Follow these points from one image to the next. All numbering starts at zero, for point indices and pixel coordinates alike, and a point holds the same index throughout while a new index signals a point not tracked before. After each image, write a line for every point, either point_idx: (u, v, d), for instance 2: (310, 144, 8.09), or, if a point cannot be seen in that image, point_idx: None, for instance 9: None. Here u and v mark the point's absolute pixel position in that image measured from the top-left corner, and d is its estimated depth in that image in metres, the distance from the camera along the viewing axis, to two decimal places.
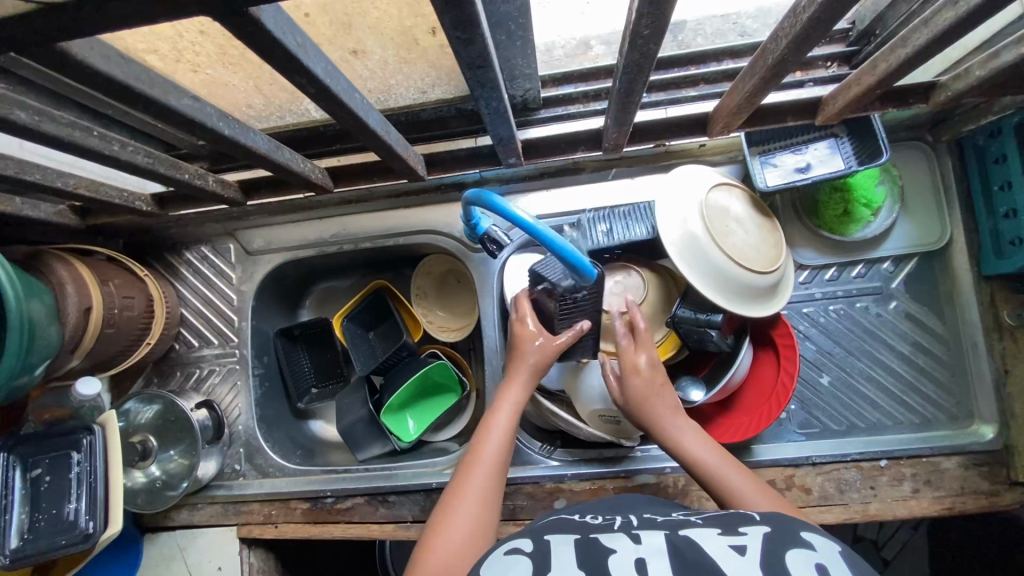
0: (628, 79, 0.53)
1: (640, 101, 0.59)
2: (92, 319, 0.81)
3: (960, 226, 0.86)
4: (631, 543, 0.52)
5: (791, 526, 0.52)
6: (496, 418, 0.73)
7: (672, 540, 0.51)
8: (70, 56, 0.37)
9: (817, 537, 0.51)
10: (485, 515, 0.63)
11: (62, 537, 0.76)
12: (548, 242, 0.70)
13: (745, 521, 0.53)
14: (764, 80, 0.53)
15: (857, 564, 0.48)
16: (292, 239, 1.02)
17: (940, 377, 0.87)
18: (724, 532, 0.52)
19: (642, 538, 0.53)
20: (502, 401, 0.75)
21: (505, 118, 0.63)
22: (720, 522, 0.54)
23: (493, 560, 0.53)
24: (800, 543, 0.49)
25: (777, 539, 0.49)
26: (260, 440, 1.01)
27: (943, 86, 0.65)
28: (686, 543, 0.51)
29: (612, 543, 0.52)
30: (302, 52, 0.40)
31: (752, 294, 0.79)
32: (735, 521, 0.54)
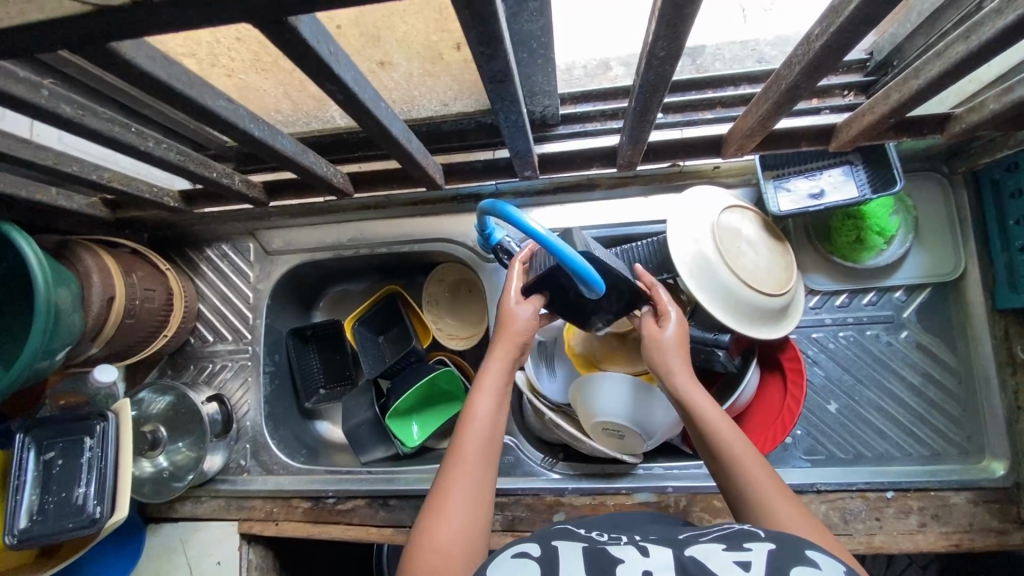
0: (644, 99, 0.53)
1: (655, 120, 0.60)
2: (114, 308, 0.83)
3: (975, 257, 0.85)
4: (638, 555, 0.52)
5: (795, 543, 0.51)
6: (481, 396, 0.70)
7: (679, 556, 0.51)
8: (119, 56, 0.39)
9: (823, 557, 0.50)
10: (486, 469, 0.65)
11: (69, 520, 0.77)
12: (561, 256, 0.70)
13: (750, 537, 0.53)
14: (777, 105, 0.53)
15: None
16: (310, 241, 1.05)
17: (951, 410, 0.86)
18: (729, 548, 0.51)
19: (649, 550, 0.53)
20: (484, 381, 0.72)
21: (524, 130, 0.63)
22: (725, 539, 0.54)
23: (499, 562, 0.53)
24: (804, 561, 0.48)
25: (781, 556, 0.49)
26: (267, 437, 1.02)
27: (957, 117, 0.65)
28: (692, 559, 0.51)
29: (619, 553, 0.52)
30: (334, 60, 0.42)
31: (760, 315, 0.79)
32: (740, 538, 0.53)
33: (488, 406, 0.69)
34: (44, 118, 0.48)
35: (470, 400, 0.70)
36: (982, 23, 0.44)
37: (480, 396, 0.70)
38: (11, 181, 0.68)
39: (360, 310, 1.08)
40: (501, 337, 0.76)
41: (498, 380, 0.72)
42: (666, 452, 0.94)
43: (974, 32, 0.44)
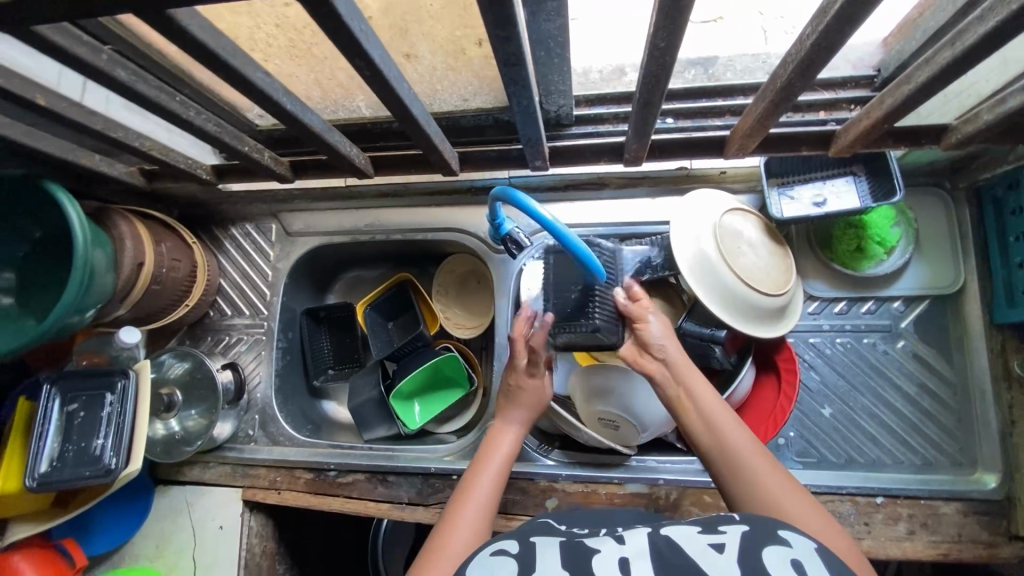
0: (647, 90, 0.56)
1: (659, 112, 0.61)
2: (143, 275, 0.89)
3: (975, 271, 0.87)
4: (615, 543, 0.53)
5: (768, 524, 0.54)
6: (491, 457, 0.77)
7: (654, 539, 0.53)
8: (176, 23, 0.44)
9: (794, 536, 0.52)
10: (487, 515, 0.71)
11: (86, 468, 0.82)
12: (563, 238, 0.73)
13: (726, 520, 0.55)
14: (773, 103, 0.57)
15: (831, 560, 0.49)
16: (329, 225, 1.09)
17: (945, 421, 0.87)
18: (703, 530, 0.54)
19: (626, 538, 0.54)
20: (495, 443, 0.79)
21: (535, 120, 0.64)
22: (701, 522, 0.56)
23: (478, 563, 0.54)
24: (776, 541, 0.51)
25: (754, 538, 0.51)
26: (275, 409, 1.06)
27: (954, 128, 0.67)
28: (667, 544, 0.52)
29: (596, 543, 0.54)
30: (364, 37, 0.46)
31: (756, 314, 0.82)
32: (715, 521, 0.56)
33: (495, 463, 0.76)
34: (101, 81, 0.53)
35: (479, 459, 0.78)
36: (966, 31, 0.47)
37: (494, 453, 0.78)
38: (60, 145, 0.73)
39: (374, 295, 1.13)
40: (513, 400, 0.83)
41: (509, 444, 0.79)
42: (660, 447, 0.96)
43: (958, 39, 0.48)
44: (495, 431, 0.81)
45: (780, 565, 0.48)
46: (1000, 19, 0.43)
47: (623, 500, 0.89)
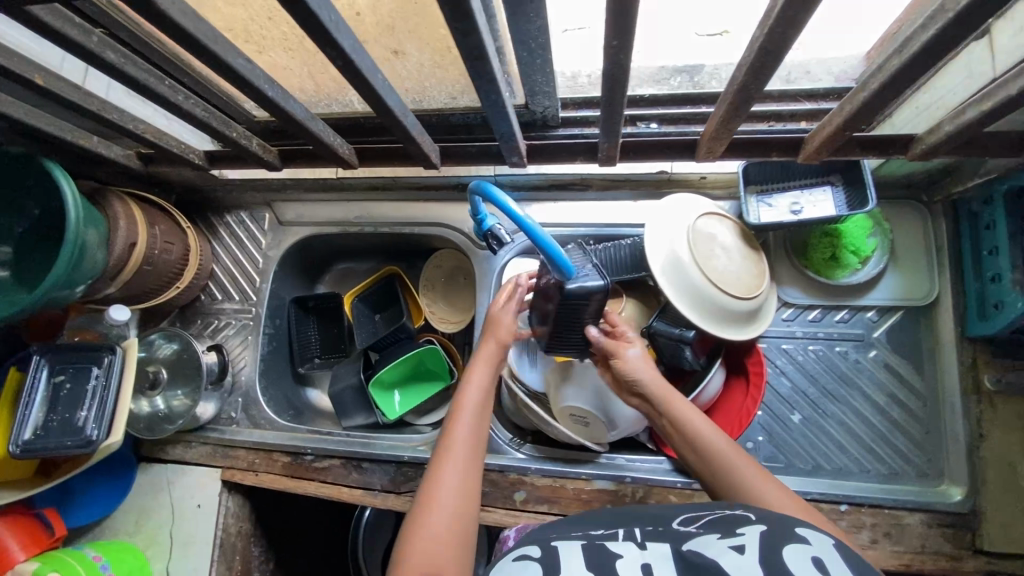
0: (608, 89, 0.58)
1: (623, 113, 0.63)
2: (135, 254, 0.92)
3: (948, 285, 0.87)
4: (636, 548, 0.55)
5: (787, 522, 0.55)
6: (468, 392, 0.76)
7: (677, 548, 0.54)
8: (155, 7, 0.47)
9: (813, 533, 0.53)
10: (475, 459, 0.70)
11: (67, 438, 0.84)
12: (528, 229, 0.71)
13: (742, 521, 0.56)
14: (731, 107, 0.59)
15: (850, 555, 0.51)
16: (320, 216, 1.12)
17: (913, 433, 0.87)
18: (722, 535, 0.54)
19: (649, 544, 0.55)
20: (470, 378, 0.78)
21: (505, 111, 0.65)
22: (718, 525, 0.56)
23: (504, 568, 0.56)
24: (795, 539, 0.52)
25: (773, 538, 0.52)
26: (258, 393, 1.08)
27: (920, 139, 0.68)
28: (690, 549, 0.53)
29: (618, 548, 0.55)
30: (333, 26, 0.48)
31: (726, 317, 0.83)
32: (732, 522, 0.56)
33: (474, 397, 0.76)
34: (91, 62, 0.56)
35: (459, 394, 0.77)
36: (911, 40, 0.49)
37: (470, 386, 0.77)
38: (58, 125, 0.77)
39: (362, 287, 1.16)
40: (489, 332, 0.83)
41: (484, 378, 0.79)
42: (632, 447, 0.97)
43: (906, 47, 0.49)
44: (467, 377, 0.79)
45: (802, 563, 0.49)
46: (940, 27, 0.44)
47: (590, 496, 0.90)
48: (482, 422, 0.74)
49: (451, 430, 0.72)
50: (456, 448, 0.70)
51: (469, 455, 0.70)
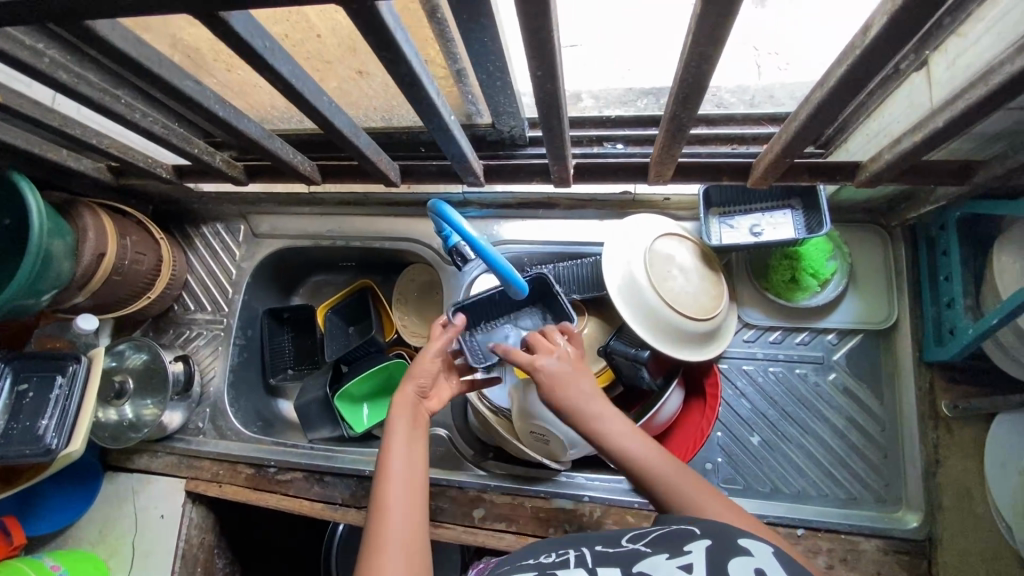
0: (547, 115, 0.59)
1: (568, 137, 0.65)
2: (104, 264, 0.93)
3: (907, 310, 0.88)
4: None
5: (728, 534, 0.56)
6: (394, 441, 0.70)
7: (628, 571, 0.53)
8: (95, 33, 0.48)
9: (754, 543, 0.55)
10: (414, 516, 0.64)
11: (26, 447, 0.84)
12: (484, 253, 0.76)
13: (688, 537, 0.56)
14: (669, 133, 0.61)
15: (789, 563, 0.52)
16: (294, 229, 1.14)
17: (872, 457, 0.87)
18: (671, 554, 0.54)
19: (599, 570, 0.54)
20: (393, 427, 0.72)
21: (450, 132, 0.66)
22: (665, 543, 0.56)
23: None
24: (739, 551, 0.53)
25: (719, 552, 0.53)
26: (226, 405, 1.09)
27: (864, 166, 0.69)
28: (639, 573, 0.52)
29: None
30: (267, 53, 0.50)
31: (680, 337, 0.83)
32: (678, 539, 0.56)
33: (400, 444, 0.70)
34: (45, 82, 0.58)
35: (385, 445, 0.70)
36: (830, 74, 0.50)
37: (394, 435, 0.71)
38: (27, 139, 0.79)
39: (336, 299, 1.17)
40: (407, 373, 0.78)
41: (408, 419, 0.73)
42: (594, 465, 0.97)
43: (826, 81, 0.50)
44: (394, 428, 0.72)
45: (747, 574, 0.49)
46: (852, 63, 0.45)
47: (548, 514, 0.89)
48: (416, 465, 0.69)
49: (385, 488, 0.65)
50: (393, 510, 0.63)
51: (411, 509, 0.64)
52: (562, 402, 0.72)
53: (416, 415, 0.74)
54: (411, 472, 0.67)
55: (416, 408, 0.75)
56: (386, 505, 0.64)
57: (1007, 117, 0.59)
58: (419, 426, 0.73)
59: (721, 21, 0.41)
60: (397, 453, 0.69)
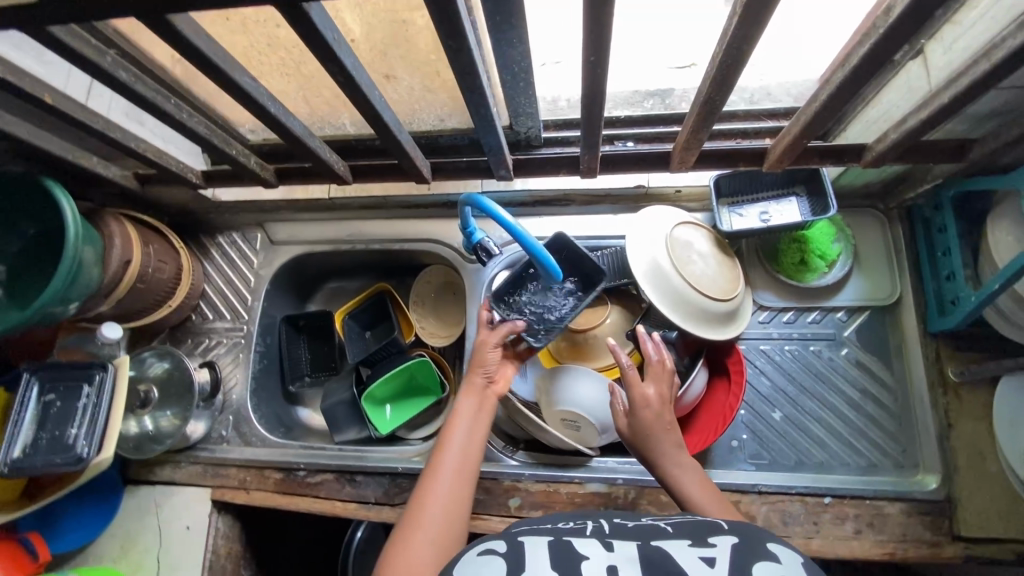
0: (588, 101, 0.64)
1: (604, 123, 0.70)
2: (129, 271, 0.94)
3: (910, 285, 0.94)
4: (604, 550, 0.56)
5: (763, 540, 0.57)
6: (457, 424, 0.77)
7: (647, 550, 0.56)
8: (174, 28, 0.51)
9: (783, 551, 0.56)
10: (455, 492, 0.70)
11: (58, 456, 0.84)
12: (521, 238, 0.79)
13: (715, 531, 0.58)
14: (701, 117, 0.68)
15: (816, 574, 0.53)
16: (312, 235, 1.15)
17: (888, 426, 0.91)
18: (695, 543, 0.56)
19: (616, 546, 0.57)
20: (459, 411, 0.79)
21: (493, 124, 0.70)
22: (692, 532, 0.59)
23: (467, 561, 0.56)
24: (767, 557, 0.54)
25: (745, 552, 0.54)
26: (250, 412, 1.08)
27: (870, 147, 0.75)
28: (658, 554, 0.55)
29: (586, 548, 0.56)
30: (336, 44, 0.53)
31: (705, 317, 0.87)
32: (707, 531, 0.59)
33: (463, 427, 0.76)
34: (106, 83, 0.60)
35: (447, 426, 0.77)
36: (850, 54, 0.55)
37: (457, 418, 0.78)
38: (61, 146, 0.80)
39: (352, 304, 1.18)
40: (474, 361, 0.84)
41: (472, 406, 0.79)
42: (622, 451, 1.00)
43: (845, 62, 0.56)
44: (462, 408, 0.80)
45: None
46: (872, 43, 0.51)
47: (584, 500, 0.91)
48: (471, 453, 0.74)
49: (437, 464, 0.72)
50: (441, 483, 0.70)
51: (455, 488, 0.70)
52: (648, 435, 0.77)
53: (481, 403, 0.80)
54: (464, 454, 0.74)
55: (483, 394, 0.82)
56: (436, 478, 0.70)
57: (997, 97, 0.66)
58: (480, 414, 0.79)
59: (764, 3, 0.46)
60: (457, 436, 0.75)
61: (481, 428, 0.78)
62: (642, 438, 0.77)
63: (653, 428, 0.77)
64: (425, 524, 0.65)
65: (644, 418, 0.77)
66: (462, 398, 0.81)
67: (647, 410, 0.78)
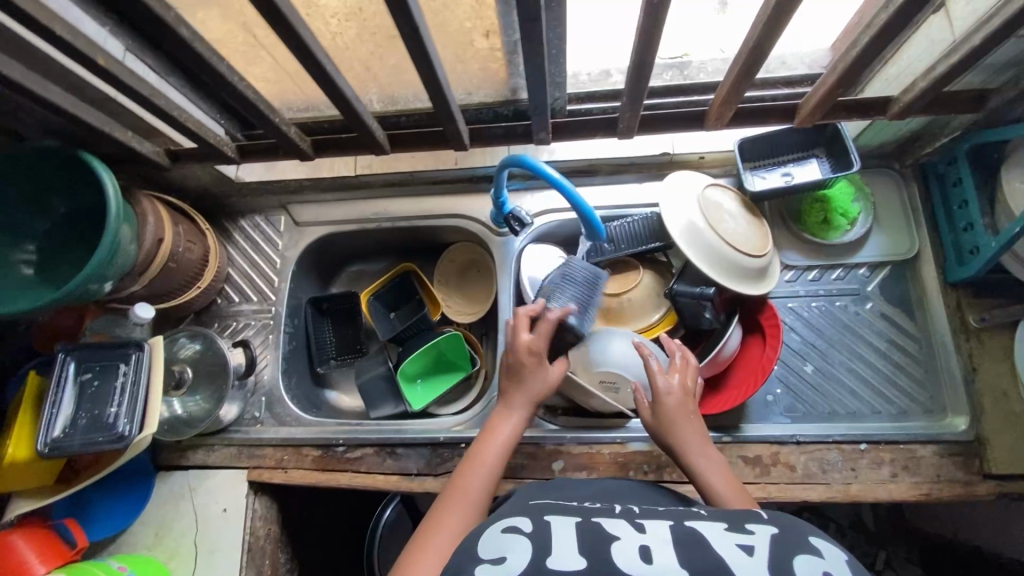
0: (641, 49, 0.69)
1: (649, 77, 0.75)
2: (162, 250, 0.92)
3: (928, 241, 0.98)
4: (635, 531, 0.58)
5: (798, 530, 0.58)
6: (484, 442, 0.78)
7: (679, 531, 0.58)
8: None
9: (823, 544, 0.56)
10: (485, 504, 0.73)
11: (99, 434, 0.83)
12: (569, 194, 0.85)
13: (754, 518, 0.60)
14: (743, 70, 0.75)
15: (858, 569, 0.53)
16: (336, 215, 1.15)
17: (915, 373, 0.95)
18: (731, 528, 0.58)
19: (647, 527, 0.59)
20: (492, 428, 0.80)
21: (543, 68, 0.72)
22: (728, 518, 0.60)
23: (492, 537, 0.59)
24: (808, 550, 0.54)
25: (783, 542, 0.55)
26: (282, 392, 1.08)
27: (896, 100, 0.80)
28: (691, 535, 0.57)
29: (616, 529, 0.58)
30: None
31: (739, 273, 0.89)
32: (744, 518, 0.60)
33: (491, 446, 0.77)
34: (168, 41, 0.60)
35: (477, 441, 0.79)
36: None
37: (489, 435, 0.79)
38: (99, 119, 0.79)
39: (377, 285, 1.18)
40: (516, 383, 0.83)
41: (506, 426, 0.80)
42: None
43: None
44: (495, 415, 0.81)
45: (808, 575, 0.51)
46: None
47: (626, 459, 0.93)
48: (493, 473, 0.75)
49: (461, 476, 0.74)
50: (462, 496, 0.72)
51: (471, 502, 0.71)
52: (671, 429, 0.79)
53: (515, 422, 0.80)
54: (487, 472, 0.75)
55: (523, 411, 0.82)
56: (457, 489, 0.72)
57: (1015, 45, 0.71)
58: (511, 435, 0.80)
59: None
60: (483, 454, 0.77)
61: (516, 437, 0.80)
62: (664, 430, 0.80)
63: (675, 420, 0.80)
64: (439, 532, 0.67)
65: (667, 412, 0.81)
66: (497, 415, 0.81)
67: (670, 406, 0.81)
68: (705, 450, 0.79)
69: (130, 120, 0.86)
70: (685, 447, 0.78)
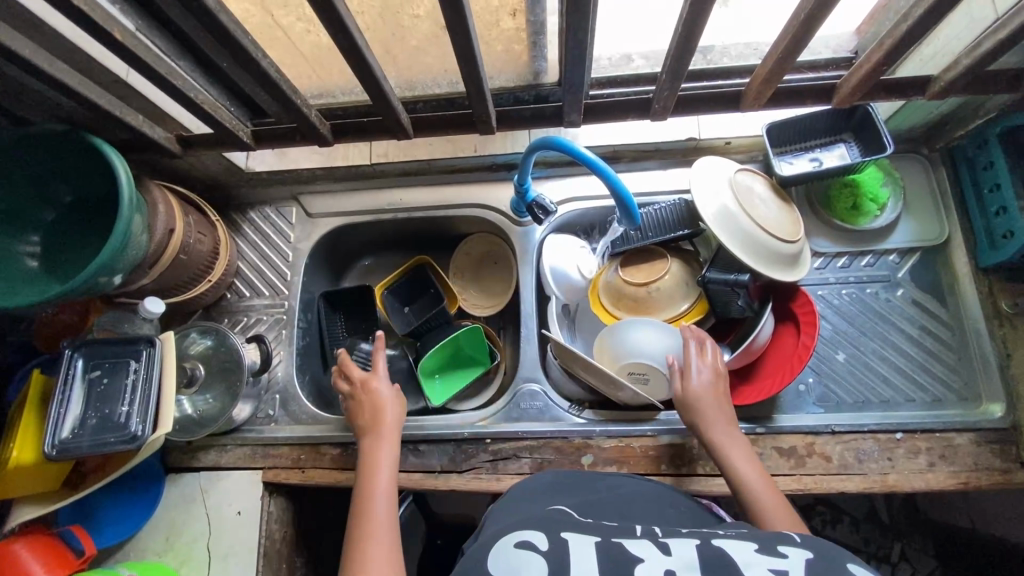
0: (692, 18, 0.66)
1: (694, 49, 0.72)
2: (172, 241, 0.88)
3: (958, 228, 0.97)
4: (659, 553, 0.54)
5: (836, 556, 0.51)
6: (374, 467, 0.80)
7: (706, 554, 0.53)
8: None
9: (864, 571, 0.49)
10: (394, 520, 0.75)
11: (110, 435, 0.78)
12: (605, 175, 0.82)
13: (787, 542, 0.54)
14: (790, 46, 0.71)
15: None
16: (349, 205, 1.12)
17: (948, 360, 0.93)
18: (762, 550, 0.52)
19: (672, 549, 0.54)
20: (374, 455, 0.81)
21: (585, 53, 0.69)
22: (760, 539, 0.55)
23: (502, 555, 0.55)
24: None
25: (819, 566, 0.49)
26: (297, 388, 1.04)
27: (935, 79, 0.78)
28: (720, 558, 0.52)
29: (639, 550, 0.54)
30: None
31: (774, 259, 0.87)
32: (776, 540, 0.54)
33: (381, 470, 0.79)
34: None
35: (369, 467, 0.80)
36: None
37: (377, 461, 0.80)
38: (109, 100, 0.75)
39: (390, 279, 1.12)
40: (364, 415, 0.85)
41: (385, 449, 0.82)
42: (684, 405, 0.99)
43: None
44: (368, 453, 0.81)
45: None
46: None
47: (658, 452, 0.90)
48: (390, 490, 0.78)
49: (367, 504, 0.75)
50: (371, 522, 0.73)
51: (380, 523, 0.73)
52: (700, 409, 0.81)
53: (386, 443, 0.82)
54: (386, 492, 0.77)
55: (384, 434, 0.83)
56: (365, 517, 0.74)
57: None
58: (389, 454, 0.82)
59: None
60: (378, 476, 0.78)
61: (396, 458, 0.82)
62: (693, 411, 0.81)
63: (705, 402, 0.81)
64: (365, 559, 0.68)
65: (697, 395, 0.82)
66: (370, 442, 0.83)
67: (700, 388, 0.82)
68: (729, 432, 0.80)
69: (142, 104, 0.82)
70: (710, 430, 0.80)
